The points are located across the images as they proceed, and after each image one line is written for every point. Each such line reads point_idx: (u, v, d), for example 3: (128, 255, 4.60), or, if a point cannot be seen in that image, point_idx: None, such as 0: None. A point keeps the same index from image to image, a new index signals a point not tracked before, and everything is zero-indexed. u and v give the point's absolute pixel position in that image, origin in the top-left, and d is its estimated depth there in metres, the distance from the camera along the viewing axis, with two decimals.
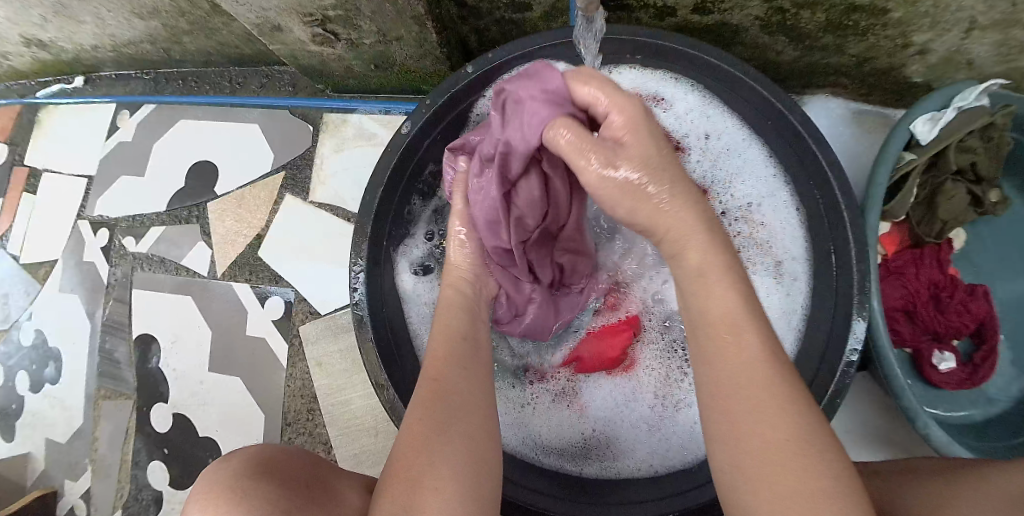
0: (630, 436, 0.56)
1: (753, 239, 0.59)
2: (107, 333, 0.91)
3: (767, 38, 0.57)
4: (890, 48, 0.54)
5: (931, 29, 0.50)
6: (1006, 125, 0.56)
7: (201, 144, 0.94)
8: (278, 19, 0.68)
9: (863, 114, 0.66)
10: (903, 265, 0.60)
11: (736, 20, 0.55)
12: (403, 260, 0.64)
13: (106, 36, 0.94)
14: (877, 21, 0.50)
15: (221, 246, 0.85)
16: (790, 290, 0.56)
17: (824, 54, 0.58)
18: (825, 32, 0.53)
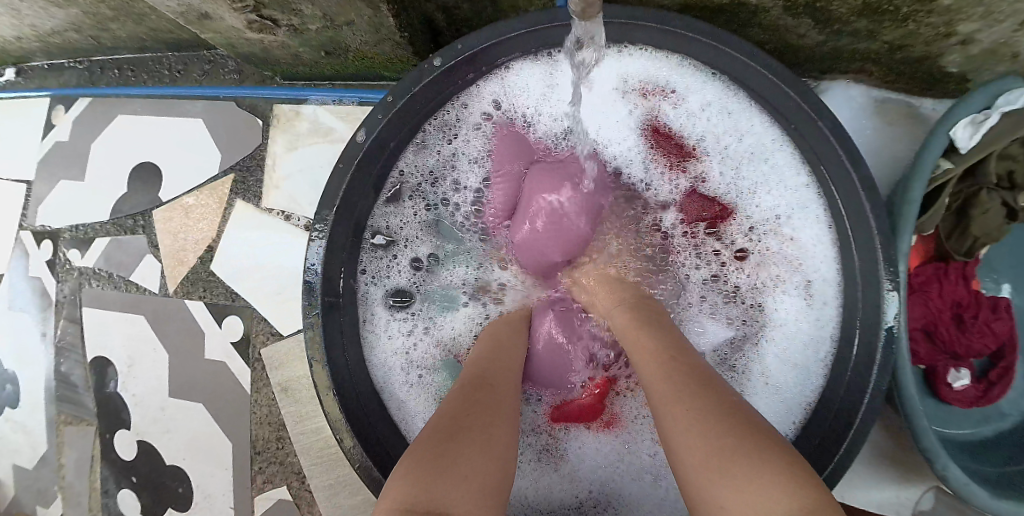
0: (629, 490, 0.53)
1: (785, 256, 0.53)
2: (60, 356, 0.85)
3: (790, 20, 0.49)
4: (930, 37, 0.46)
5: (981, 19, 0.42)
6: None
7: (141, 143, 0.85)
8: (204, 6, 0.58)
9: (885, 101, 0.58)
10: (925, 281, 0.55)
11: (756, 1, 0.46)
12: (375, 292, 0.57)
13: (25, 26, 0.83)
14: (922, 7, 0.42)
15: (171, 260, 0.78)
16: (820, 316, 0.52)
17: (854, 38, 0.49)
18: (860, 16, 0.45)
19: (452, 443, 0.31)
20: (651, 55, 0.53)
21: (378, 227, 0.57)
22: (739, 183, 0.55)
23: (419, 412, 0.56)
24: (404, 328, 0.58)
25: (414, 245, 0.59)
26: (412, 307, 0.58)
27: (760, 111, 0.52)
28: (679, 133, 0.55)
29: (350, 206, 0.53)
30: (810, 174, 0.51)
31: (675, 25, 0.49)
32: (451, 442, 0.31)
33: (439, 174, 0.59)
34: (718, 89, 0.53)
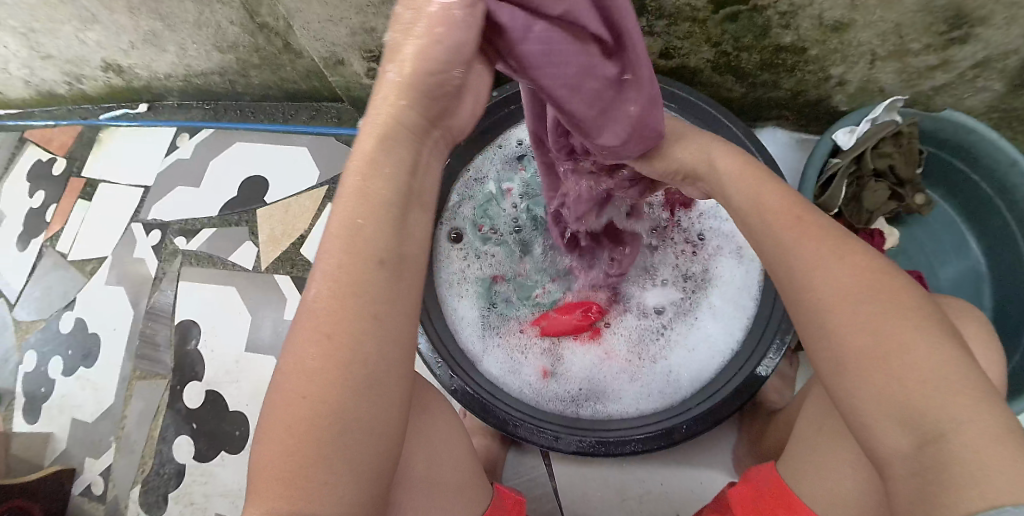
0: (612, 384, 0.71)
1: (724, 230, 0.76)
2: (149, 320, 1.02)
3: (719, 77, 0.85)
4: (816, 81, 0.82)
5: (842, 62, 0.77)
6: (912, 134, 0.81)
7: (252, 161, 1.08)
8: (343, 54, 0.84)
9: (804, 141, 0.96)
10: None
11: (694, 63, 0.83)
12: (441, 231, 0.78)
13: (182, 66, 1.09)
14: (799, 59, 0.77)
15: (267, 242, 0.99)
16: (750, 268, 0.73)
17: (765, 89, 0.86)
18: (762, 70, 0.81)
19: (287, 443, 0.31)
20: None
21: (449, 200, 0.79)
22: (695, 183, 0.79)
23: (466, 325, 0.74)
24: (457, 255, 0.78)
25: (467, 201, 0.79)
26: (464, 242, 0.78)
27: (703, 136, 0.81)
28: None
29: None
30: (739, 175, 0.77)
31: None
32: (283, 441, 0.31)
33: (480, 174, 0.80)
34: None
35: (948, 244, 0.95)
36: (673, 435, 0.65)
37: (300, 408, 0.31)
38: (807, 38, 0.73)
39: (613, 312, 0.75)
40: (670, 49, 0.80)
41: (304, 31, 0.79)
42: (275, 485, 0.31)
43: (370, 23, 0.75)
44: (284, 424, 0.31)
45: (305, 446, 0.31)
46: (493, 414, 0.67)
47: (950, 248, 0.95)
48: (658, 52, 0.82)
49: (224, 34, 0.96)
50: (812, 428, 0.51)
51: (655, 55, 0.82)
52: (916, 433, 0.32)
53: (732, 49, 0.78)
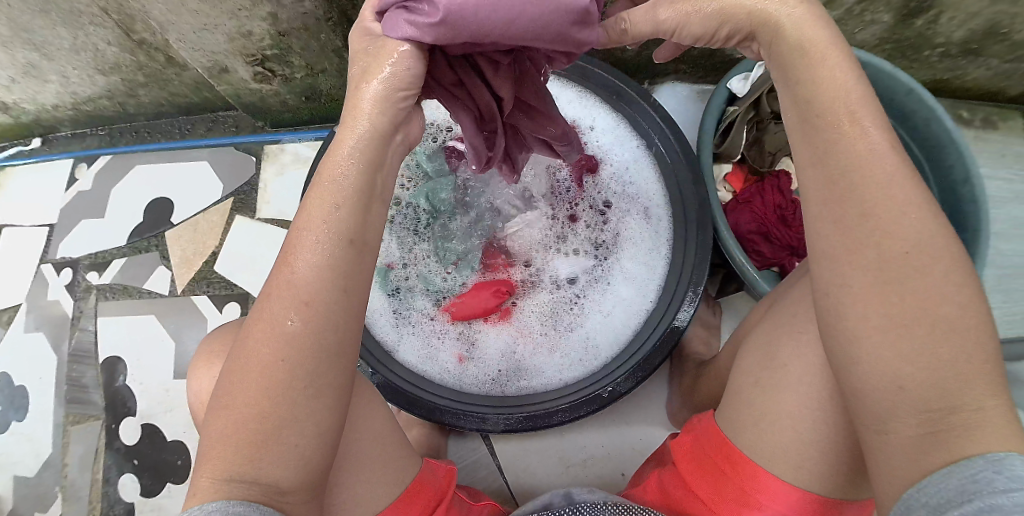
0: (532, 359, 0.73)
1: (627, 193, 0.77)
2: (74, 362, 0.98)
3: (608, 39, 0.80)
4: None
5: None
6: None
7: (155, 182, 1.04)
8: (226, 61, 0.81)
9: (704, 92, 0.91)
10: (750, 196, 0.85)
11: None
12: None
13: (68, 94, 1.04)
14: None
15: (181, 264, 0.96)
16: (658, 228, 0.75)
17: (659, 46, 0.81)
18: None
19: (227, 402, 0.41)
20: None
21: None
22: (598, 150, 0.79)
23: (380, 320, 0.74)
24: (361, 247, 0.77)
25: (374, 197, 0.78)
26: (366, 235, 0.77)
27: (599, 101, 0.79)
28: (558, 114, 0.80)
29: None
30: (638, 138, 0.78)
31: None
32: (227, 398, 0.42)
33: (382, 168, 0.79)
34: (577, 95, 0.80)
35: None
36: (594, 402, 0.67)
37: (241, 374, 0.41)
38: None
39: (527, 287, 0.76)
40: None
41: (181, 44, 0.77)
42: (226, 441, 0.41)
43: (246, 27, 0.73)
44: (230, 390, 0.42)
45: (255, 430, 0.40)
46: (418, 405, 0.68)
47: None
48: None
49: (104, 56, 0.91)
50: (749, 379, 0.52)
51: None
52: (937, 392, 0.34)
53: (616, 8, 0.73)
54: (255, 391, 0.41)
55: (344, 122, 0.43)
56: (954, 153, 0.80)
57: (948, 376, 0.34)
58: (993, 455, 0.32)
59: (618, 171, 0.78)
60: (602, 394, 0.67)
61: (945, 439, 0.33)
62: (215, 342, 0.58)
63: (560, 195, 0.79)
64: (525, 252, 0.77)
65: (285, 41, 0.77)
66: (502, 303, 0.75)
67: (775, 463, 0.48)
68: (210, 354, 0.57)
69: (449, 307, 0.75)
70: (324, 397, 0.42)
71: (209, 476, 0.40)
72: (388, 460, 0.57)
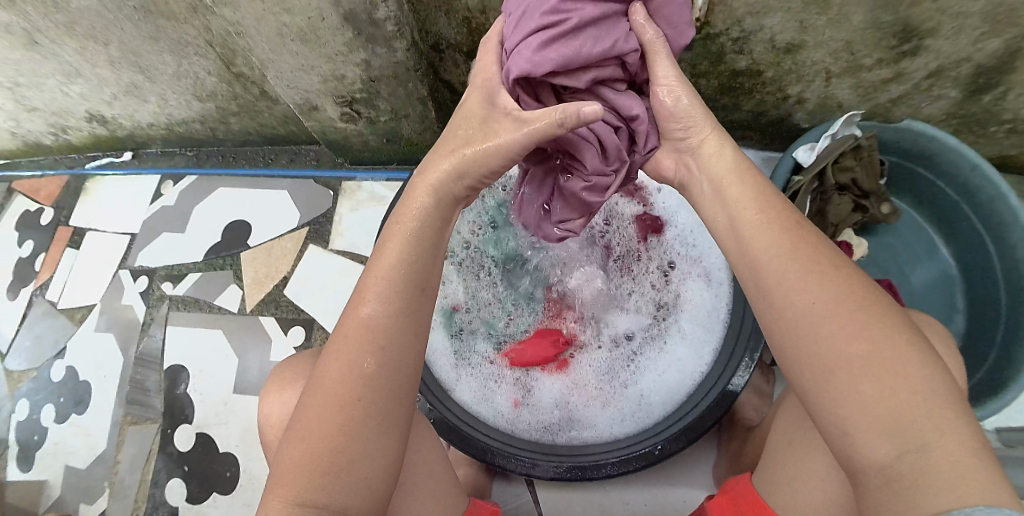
0: (585, 411, 0.73)
1: (688, 255, 0.78)
2: (139, 365, 1.03)
3: None
4: (775, 101, 0.80)
5: (799, 82, 0.75)
6: (872, 146, 0.77)
7: (235, 204, 1.11)
8: (316, 100, 0.87)
9: (769, 159, 0.93)
10: None
11: None
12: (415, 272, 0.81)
13: (163, 115, 1.12)
14: (757, 80, 0.76)
15: (251, 285, 1.01)
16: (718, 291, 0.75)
17: (728, 111, 0.83)
18: (722, 94, 0.80)
19: (300, 433, 0.41)
20: None
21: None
22: (663, 210, 0.81)
23: (440, 358, 0.76)
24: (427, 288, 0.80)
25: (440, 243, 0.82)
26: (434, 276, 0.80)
27: None
28: None
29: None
30: None
31: None
32: (301, 428, 0.42)
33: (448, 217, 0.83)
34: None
35: (918, 247, 0.92)
36: (644, 459, 0.67)
37: (318, 404, 0.42)
38: (762, 61, 0.72)
39: (585, 339, 0.77)
40: None
41: (278, 81, 0.83)
42: (299, 469, 0.40)
43: (340, 71, 0.79)
44: (305, 421, 0.42)
45: (327, 458, 0.40)
46: (471, 444, 0.69)
47: (919, 250, 0.92)
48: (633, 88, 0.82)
49: (202, 84, 0.99)
50: (784, 441, 0.52)
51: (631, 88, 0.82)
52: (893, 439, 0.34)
53: (690, 76, 0.76)
54: (329, 425, 0.41)
55: (424, 176, 0.48)
56: (1017, 230, 0.75)
57: (927, 436, 0.33)
58: (966, 510, 0.31)
59: (681, 233, 0.79)
60: (652, 452, 0.67)
61: (913, 495, 0.33)
62: (292, 365, 0.61)
63: (622, 251, 0.80)
64: (585, 303, 0.79)
65: (375, 87, 0.83)
66: (560, 352, 0.76)
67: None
68: (283, 378, 0.60)
69: (507, 351, 0.77)
70: (394, 433, 0.43)
71: (282, 499, 0.40)
72: (439, 495, 0.57)
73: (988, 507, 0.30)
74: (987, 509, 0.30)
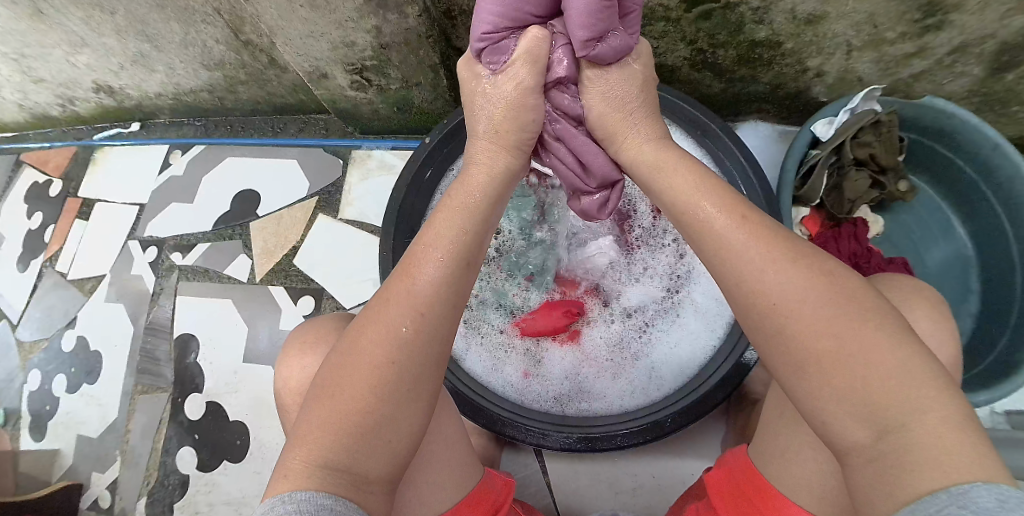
0: (595, 383, 0.73)
1: None
2: (149, 335, 1.04)
3: (697, 74, 0.81)
4: (794, 74, 0.77)
5: (819, 54, 0.72)
6: (893, 122, 0.74)
7: (244, 174, 1.10)
8: (325, 68, 0.86)
9: (786, 133, 0.91)
10: (825, 241, 0.80)
11: (671, 61, 0.79)
12: None
13: (171, 84, 1.12)
14: (776, 52, 0.73)
15: (261, 255, 1.00)
16: None
17: (745, 84, 0.82)
18: (740, 65, 0.77)
19: (328, 393, 0.41)
20: None
21: (431, 204, 0.83)
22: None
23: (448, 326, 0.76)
24: None
25: None
26: None
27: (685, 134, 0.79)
28: None
29: (417, 189, 0.80)
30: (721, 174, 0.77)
31: None
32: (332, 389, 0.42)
33: None
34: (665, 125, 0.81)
35: (934, 229, 0.89)
36: (654, 431, 0.67)
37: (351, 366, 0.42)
38: (782, 32, 0.69)
39: (595, 311, 0.76)
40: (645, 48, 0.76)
41: (287, 48, 0.82)
42: (326, 428, 0.40)
43: (350, 37, 0.78)
44: (335, 380, 0.42)
45: (356, 418, 0.40)
46: (481, 415, 0.70)
47: (935, 232, 0.89)
48: None
49: (210, 53, 0.98)
50: (775, 411, 0.51)
51: None
52: (872, 421, 0.34)
53: (709, 45, 0.74)
54: (363, 384, 0.41)
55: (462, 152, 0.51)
56: None
57: (905, 416, 0.33)
58: (956, 487, 0.29)
59: None
60: (664, 424, 0.67)
61: (892, 474, 0.32)
62: (312, 329, 0.62)
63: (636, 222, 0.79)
64: (596, 274, 0.78)
65: (385, 54, 0.82)
66: (571, 323, 0.76)
67: (825, 508, 0.45)
68: (300, 344, 0.60)
69: (517, 323, 0.76)
70: (421, 401, 0.43)
71: (302, 459, 0.38)
72: (454, 466, 0.57)
73: (975, 485, 0.29)
74: (986, 486, 0.29)
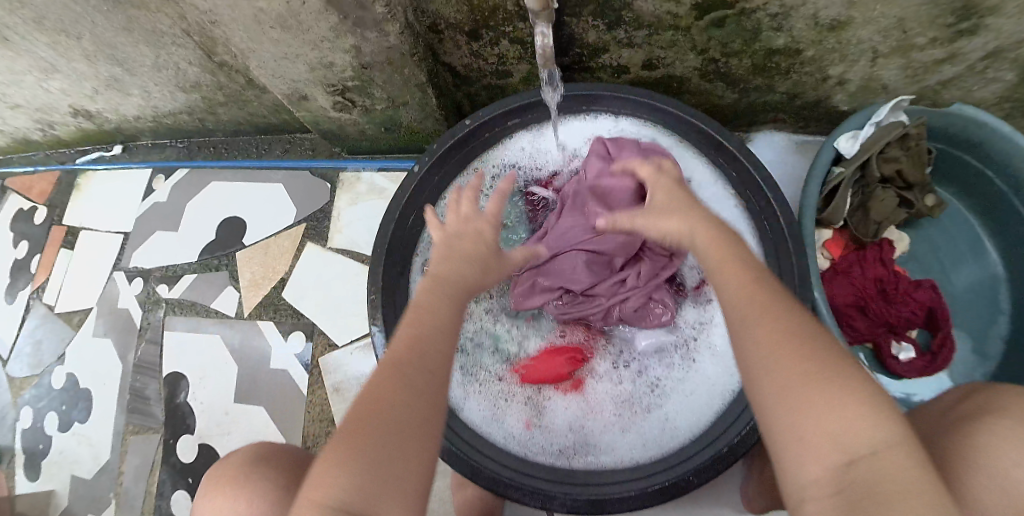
0: (602, 436, 0.67)
1: (719, 260, 0.71)
2: (138, 373, 0.99)
3: (708, 85, 0.75)
4: (813, 83, 0.71)
5: (841, 61, 0.66)
6: (921, 135, 0.68)
7: (229, 198, 1.05)
8: (305, 89, 0.81)
9: (803, 143, 0.84)
10: (849, 266, 0.70)
11: (679, 71, 0.73)
12: (415, 266, 0.75)
13: (149, 108, 1.06)
14: (795, 60, 0.67)
15: (248, 286, 0.96)
16: (751, 301, 0.68)
17: (760, 93, 0.75)
18: (755, 74, 0.71)
19: (370, 438, 0.35)
20: (616, 119, 0.77)
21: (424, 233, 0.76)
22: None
23: (442, 368, 0.70)
24: None
25: None
26: None
27: (699, 153, 0.73)
28: None
29: (407, 218, 0.74)
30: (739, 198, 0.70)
31: (629, 92, 0.73)
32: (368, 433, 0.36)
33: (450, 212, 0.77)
34: (673, 144, 0.75)
35: (963, 246, 0.80)
36: (669, 489, 0.61)
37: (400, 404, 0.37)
38: (802, 39, 0.63)
39: (601, 355, 0.72)
40: (652, 58, 0.71)
41: (261, 71, 0.76)
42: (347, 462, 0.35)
43: (328, 58, 0.72)
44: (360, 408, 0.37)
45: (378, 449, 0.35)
46: (481, 475, 0.64)
47: (964, 249, 0.80)
48: (639, 64, 0.73)
49: (185, 75, 0.93)
50: None
51: (636, 66, 0.73)
52: (845, 468, 0.30)
53: (721, 55, 0.68)
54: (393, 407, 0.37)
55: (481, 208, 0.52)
56: None
57: (872, 449, 0.30)
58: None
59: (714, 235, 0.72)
60: (680, 481, 0.61)
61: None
62: (225, 469, 0.55)
63: None
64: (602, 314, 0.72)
65: (367, 74, 0.76)
66: (575, 370, 0.71)
67: None
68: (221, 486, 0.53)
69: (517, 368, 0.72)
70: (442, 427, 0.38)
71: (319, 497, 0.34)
72: None
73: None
74: None
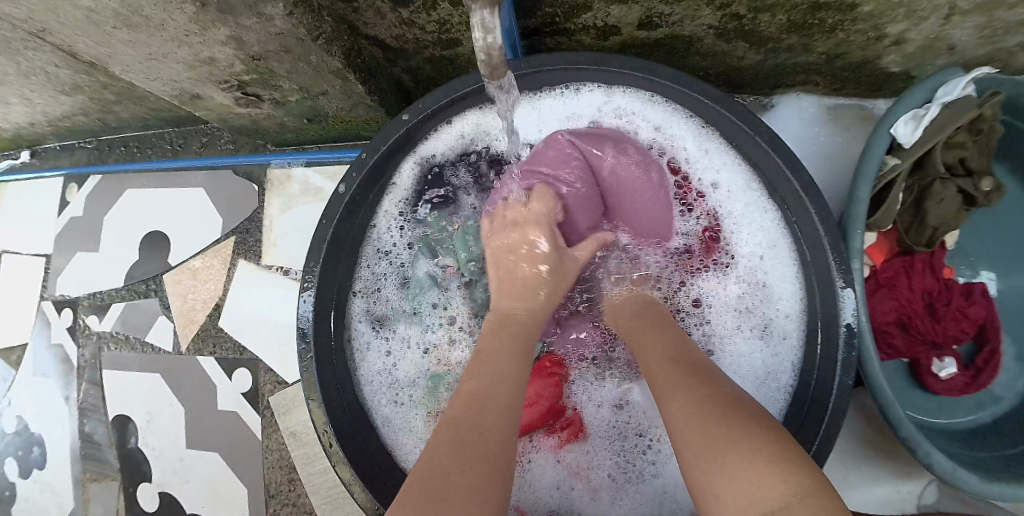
0: (592, 501, 0.60)
1: (749, 285, 0.60)
2: (83, 417, 0.90)
3: (725, 45, 0.59)
4: (863, 41, 0.55)
5: (906, 18, 0.50)
6: (994, 114, 0.57)
7: (149, 212, 0.91)
8: (195, 89, 0.65)
9: (838, 108, 0.69)
10: (893, 276, 0.62)
11: (689, 30, 0.57)
12: (361, 306, 0.65)
13: (37, 114, 0.89)
14: (845, 17, 0.51)
15: (182, 318, 0.85)
16: (777, 345, 0.58)
17: (793, 53, 0.60)
18: (791, 32, 0.55)
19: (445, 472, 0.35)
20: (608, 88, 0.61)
21: (371, 261, 0.66)
22: (722, 218, 0.61)
23: (399, 425, 0.62)
24: (380, 336, 0.65)
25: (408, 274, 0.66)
26: (383, 323, 0.65)
27: (729, 150, 0.60)
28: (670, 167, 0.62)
29: (338, 246, 0.61)
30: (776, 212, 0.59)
31: (614, 62, 0.56)
32: (463, 458, 0.37)
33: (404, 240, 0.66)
34: (694, 130, 0.61)
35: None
36: None
37: (470, 430, 0.39)
38: None
39: (602, 410, 0.63)
40: (649, 16, 0.54)
41: (132, 75, 0.61)
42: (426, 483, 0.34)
43: (206, 53, 0.56)
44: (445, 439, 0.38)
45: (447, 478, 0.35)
46: None
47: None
48: (633, 23, 0.56)
49: (59, 78, 0.75)
50: None
51: (628, 26, 0.57)
52: None
53: (747, 9, 0.51)
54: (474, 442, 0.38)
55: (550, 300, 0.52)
56: None
57: None
58: None
59: (750, 261, 0.60)
60: None
61: None
62: None
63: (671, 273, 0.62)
64: (593, 351, 0.65)
65: (265, 65, 0.59)
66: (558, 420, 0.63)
67: None
68: None
69: None
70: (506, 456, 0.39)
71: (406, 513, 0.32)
72: None
73: None
74: None
